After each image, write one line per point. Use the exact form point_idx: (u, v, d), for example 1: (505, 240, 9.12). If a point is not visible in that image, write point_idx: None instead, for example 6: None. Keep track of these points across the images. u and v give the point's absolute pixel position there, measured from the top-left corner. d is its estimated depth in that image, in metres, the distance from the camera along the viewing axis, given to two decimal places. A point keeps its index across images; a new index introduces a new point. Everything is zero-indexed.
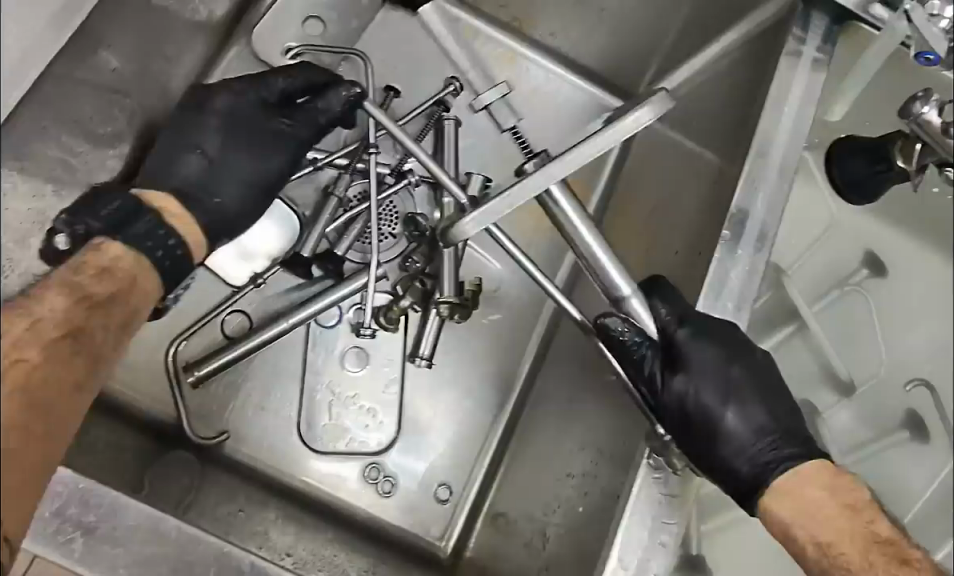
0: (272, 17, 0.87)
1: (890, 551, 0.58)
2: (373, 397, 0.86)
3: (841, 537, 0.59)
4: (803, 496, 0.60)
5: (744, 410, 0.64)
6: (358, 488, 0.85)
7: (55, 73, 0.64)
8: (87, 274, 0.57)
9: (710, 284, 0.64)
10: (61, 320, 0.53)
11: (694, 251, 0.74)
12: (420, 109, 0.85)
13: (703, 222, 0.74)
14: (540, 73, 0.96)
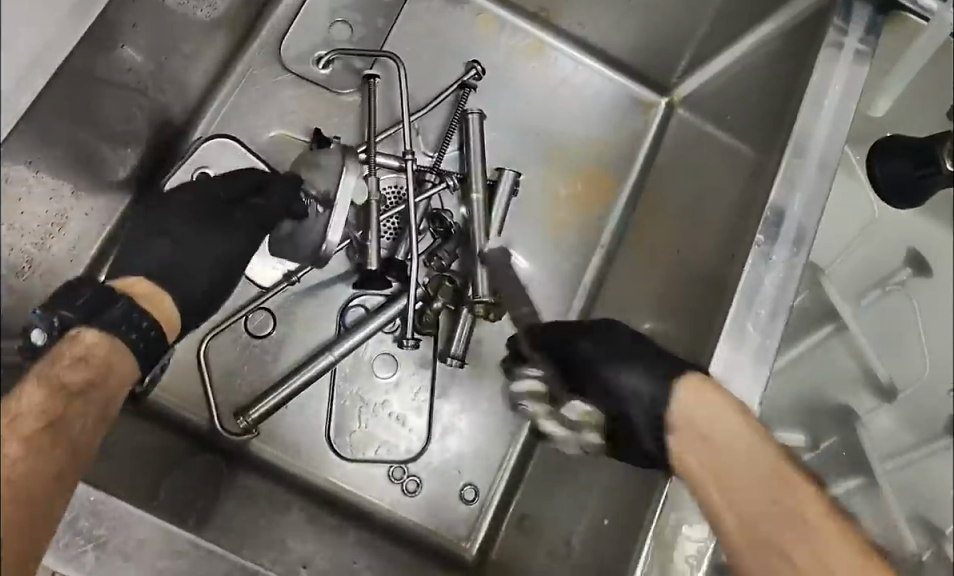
0: (302, 23, 0.90)
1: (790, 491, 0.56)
2: (399, 399, 0.85)
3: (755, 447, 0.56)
4: (713, 401, 0.57)
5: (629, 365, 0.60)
6: (382, 485, 0.83)
7: (74, 72, 0.63)
8: (68, 360, 0.54)
9: (726, 333, 0.60)
10: (39, 412, 0.50)
11: (725, 255, 0.71)
12: (444, 95, 0.88)
13: (737, 222, 0.70)
14: (568, 63, 0.94)
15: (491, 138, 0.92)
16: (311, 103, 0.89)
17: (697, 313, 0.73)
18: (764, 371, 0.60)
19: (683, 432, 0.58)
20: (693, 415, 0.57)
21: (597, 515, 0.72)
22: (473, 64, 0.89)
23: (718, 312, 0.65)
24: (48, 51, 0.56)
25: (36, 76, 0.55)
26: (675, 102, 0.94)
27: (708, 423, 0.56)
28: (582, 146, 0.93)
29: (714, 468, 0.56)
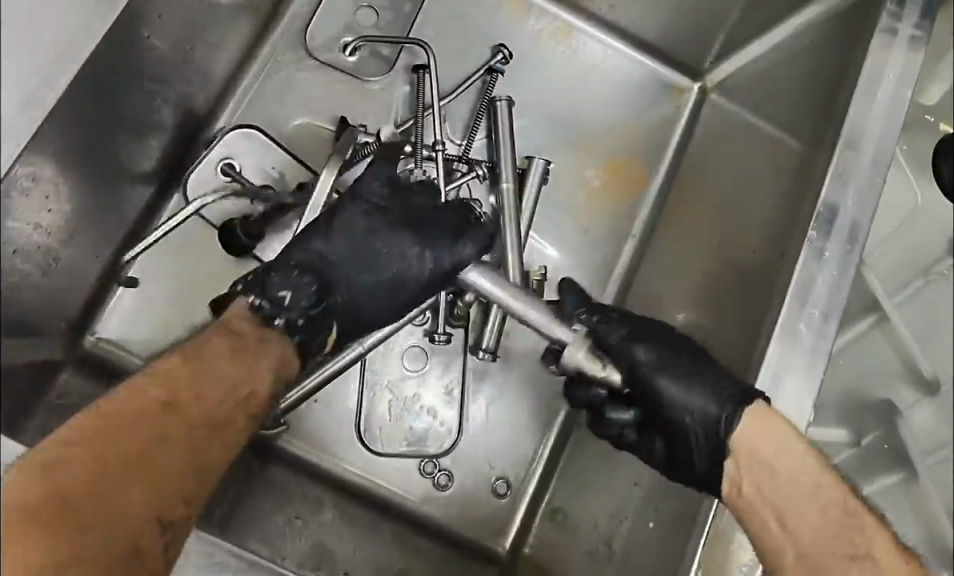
0: (325, 9, 0.87)
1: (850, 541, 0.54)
2: (430, 393, 0.83)
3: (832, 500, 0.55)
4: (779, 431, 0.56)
5: (680, 377, 0.59)
6: (413, 479, 0.82)
7: (103, 64, 0.61)
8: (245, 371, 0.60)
9: (775, 340, 0.58)
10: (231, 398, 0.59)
11: (774, 249, 0.69)
12: (473, 80, 0.85)
13: (788, 214, 0.68)
14: (598, 47, 0.92)
15: (519, 126, 0.90)
16: (337, 90, 0.87)
17: (743, 310, 0.71)
18: (819, 367, 0.58)
19: (742, 460, 0.57)
20: (749, 441, 0.56)
21: (640, 519, 0.71)
22: (500, 48, 0.87)
23: (769, 310, 0.63)
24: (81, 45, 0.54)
25: (58, 76, 0.53)
26: (708, 88, 0.92)
27: (791, 453, 0.56)
28: (613, 133, 0.91)
29: (777, 500, 0.56)
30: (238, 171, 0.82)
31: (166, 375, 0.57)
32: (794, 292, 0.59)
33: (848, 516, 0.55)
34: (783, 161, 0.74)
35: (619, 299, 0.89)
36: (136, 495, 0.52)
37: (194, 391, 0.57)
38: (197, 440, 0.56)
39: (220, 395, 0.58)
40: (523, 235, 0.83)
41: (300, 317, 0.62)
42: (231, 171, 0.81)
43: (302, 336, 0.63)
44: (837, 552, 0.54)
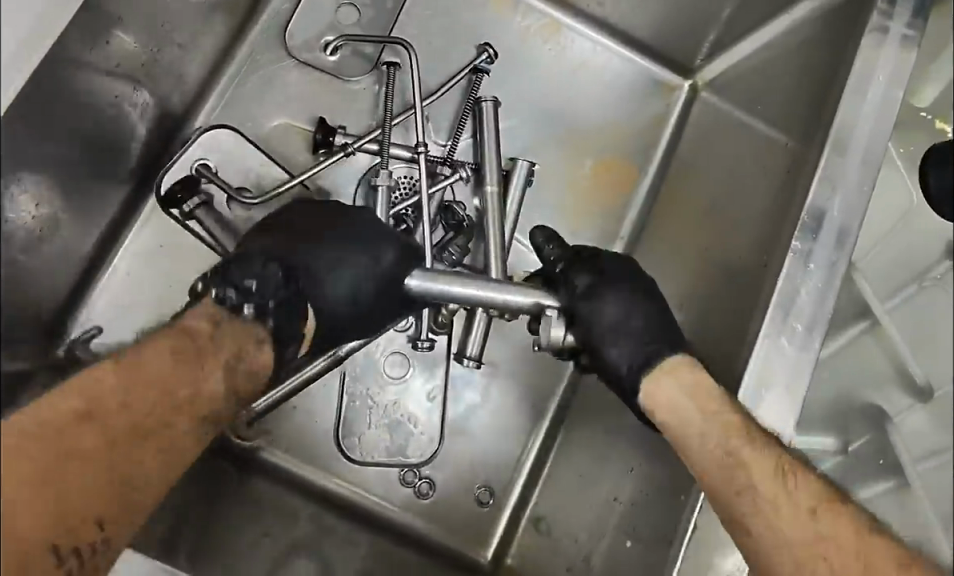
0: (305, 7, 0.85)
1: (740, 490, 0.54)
2: (412, 401, 0.81)
3: (723, 454, 0.55)
4: (670, 391, 0.59)
5: (625, 309, 0.63)
6: (394, 487, 0.80)
7: (59, 68, 0.59)
8: (196, 369, 0.56)
9: (759, 353, 0.57)
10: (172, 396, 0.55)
11: (761, 254, 0.67)
12: (456, 80, 0.83)
13: (776, 218, 0.66)
14: (586, 45, 0.89)
15: (504, 125, 0.87)
16: (318, 90, 0.85)
17: (732, 317, 0.69)
18: (802, 381, 0.56)
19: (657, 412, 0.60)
20: (654, 397, 0.60)
21: (623, 534, 0.69)
22: (486, 47, 0.84)
23: (753, 320, 0.61)
24: (20, 51, 0.53)
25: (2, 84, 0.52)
26: (699, 86, 0.90)
27: (668, 410, 0.59)
28: (601, 132, 0.89)
29: (682, 448, 0.58)
30: (214, 172, 0.81)
31: (98, 385, 0.52)
32: (778, 308, 0.57)
33: (731, 461, 0.55)
34: (772, 164, 0.72)
35: None
36: (37, 519, 0.48)
37: (128, 403, 0.53)
38: (125, 455, 0.52)
39: (160, 403, 0.54)
40: (506, 238, 0.80)
41: (271, 305, 0.59)
42: (206, 173, 0.79)
43: (275, 327, 0.59)
44: (727, 490, 0.55)
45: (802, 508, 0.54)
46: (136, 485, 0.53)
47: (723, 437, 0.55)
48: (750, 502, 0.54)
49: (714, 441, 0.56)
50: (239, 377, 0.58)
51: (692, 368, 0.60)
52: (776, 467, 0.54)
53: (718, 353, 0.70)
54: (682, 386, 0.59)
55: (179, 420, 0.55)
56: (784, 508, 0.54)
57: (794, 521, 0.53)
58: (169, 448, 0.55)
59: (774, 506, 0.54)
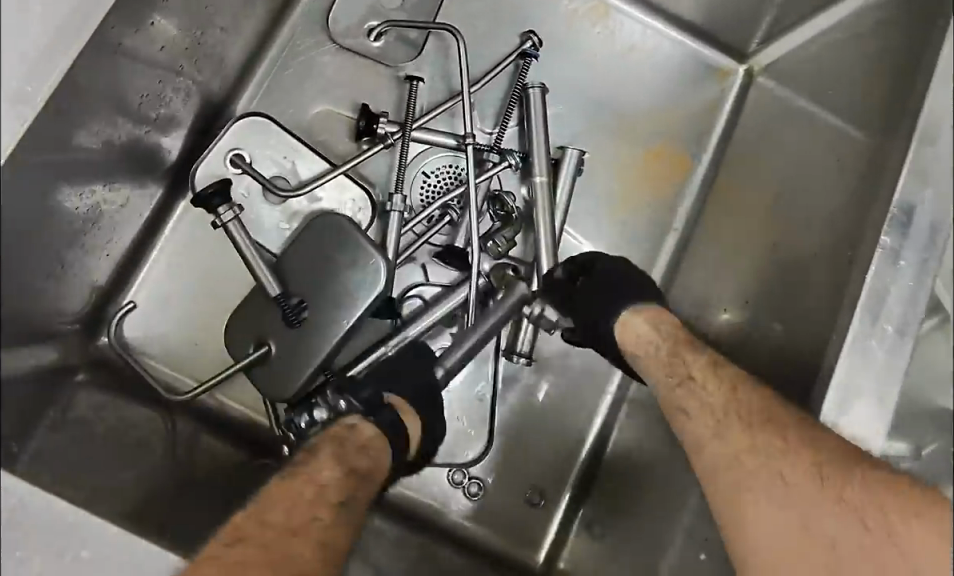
0: None
1: (681, 391, 0.63)
2: (461, 399, 0.78)
3: (676, 365, 0.64)
4: (637, 326, 0.67)
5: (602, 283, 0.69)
6: (443, 488, 0.78)
7: (101, 52, 0.57)
8: (308, 467, 0.58)
9: (847, 357, 0.55)
10: (301, 496, 0.56)
11: (838, 251, 0.64)
12: (503, 66, 0.79)
13: (857, 213, 0.63)
14: (635, 28, 0.86)
15: (551, 113, 0.84)
16: (360, 77, 0.82)
17: (806, 316, 0.66)
18: (893, 389, 0.54)
19: (636, 348, 0.67)
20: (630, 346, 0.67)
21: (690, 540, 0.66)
22: (529, 34, 0.80)
23: (838, 322, 0.58)
24: (52, 50, 0.51)
25: (50, 69, 0.51)
26: (755, 71, 0.86)
27: (633, 343, 0.67)
28: (652, 119, 0.86)
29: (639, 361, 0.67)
30: (249, 162, 0.78)
31: (234, 524, 0.54)
32: (870, 308, 0.55)
33: (680, 367, 0.64)
34: (850, 153, 0.68)
35: None
36: None
37: (260, 522, 0.54)
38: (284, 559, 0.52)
39: (291, 507, 0.55)
40: (557, 230, 0.78)
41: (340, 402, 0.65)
42: (241, 163, 0.77)
43: (350, 408, 0.65)
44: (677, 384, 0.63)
45: (725, 389, 0.61)
46: (310, 572, 0.52)
47: (670, 347, 0.65)
48: (685, 390, 0.63)
49: (664, 351, 0.65)
50: (349, 445, 0.61)
51: (658, 309, 0.69)
52: (707, 361, 0.63)
53: (793, 351, 0.67)
54: (649, 321, 0.67)
55: (317, 502, 0.56)
56: (711, 391, 0.62)
57: (721, 398, 0.61)
58: (325, 540, 0.55)
59: (705, 391, 0.62)
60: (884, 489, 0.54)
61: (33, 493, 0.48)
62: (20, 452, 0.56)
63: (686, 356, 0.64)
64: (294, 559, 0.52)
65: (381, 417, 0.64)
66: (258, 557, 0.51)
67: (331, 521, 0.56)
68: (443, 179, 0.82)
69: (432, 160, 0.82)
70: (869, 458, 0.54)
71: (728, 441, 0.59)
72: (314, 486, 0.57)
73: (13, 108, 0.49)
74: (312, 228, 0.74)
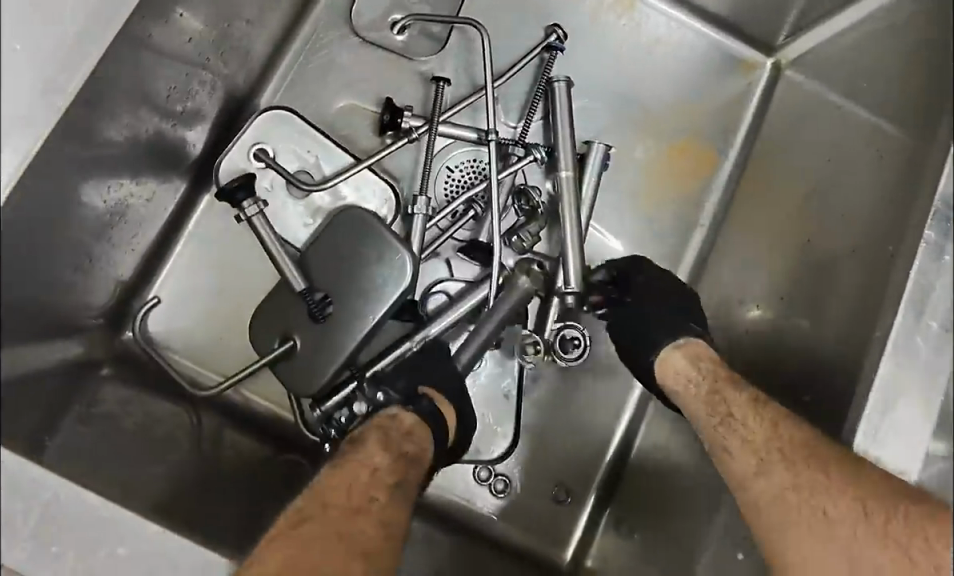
0: None
1: (723, 431, 0.62)
2: (487, 394, 0.78)
3: (715, 404, 0.63)
4: (674, 361, 0.68)
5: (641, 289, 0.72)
6: (469, 485, 0.77)
7: (129, 44, 0.56)
8: (358, 452, 0.60)
9: (892, 352, 0.57)
10: (355, 477, 0.57)
11: (878, 245, 0.64)
12: (527, 59, 0.78)
13: (897, 209, 0.63)
14: (661, 21, 0.85)
15: (577, 107, 0.83)
16: (383, 71, 0.82)
17: (843, 314, 0.65)
18: (936, 395, 0.56)
19: (672, 379, 0.68)
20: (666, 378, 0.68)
21: (721, 538, 0.65)
22: (554, 27, 0.79)
23: (881, 318, 0.59)
24: (81, 43, 0.50)
25: (80, 62, 0.50)
26: (783, 64, 0.85)
27: (672, 379, 0.68)
28: (678, 114, 0.85)
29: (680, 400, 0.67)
30: (273, 156, 0.77)
31: (296, 508, 0.55)
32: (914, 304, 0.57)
33: (719, 403, 0.63)
34: (890, 151, 0.66)
35: None
36: None
37: (319, 502, 0.55)
38: (347, 530, 0.53)
39: (348, 486, 0.56)
40: (583, 226, 0.77)
41: (377, 396, 0.65)
42: (264, 158, 0.76)
43: (389, 400, 0.64)
44: (716, 421, 0.63)
45: (768, 424, 0.61)
46: (374, 546, 0.53)
47: (710, 383, 0.65)
48: (727, 428, 0.62)
49: (705, 387, 0.65)
50: (392, 432, 0.62)
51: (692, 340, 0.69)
52: (749, 398, 0.63)
53: (828, 347, 0.66)
54: (686, 356, 0.68)
55: (372, 484, 0.57)
56: (755, 426, 0.61)
57: (763, 435, 0.61)
58: (385, 513, 0.56)
59: (747, 428, 0.61)
60: (923, 520, 0.56)
61: (67, 489, 0.48)
62: (50, 449, 0.56)
63: (724, 390, 0.64)
64: (357, 535, 0.53)
65: (419, 406, 0.65)
66: (321, 530, 0.52)
67: (386, 495, 0.57)
68: (467, 174, 0.81)
69: (456, 154, 0.81)
70: (909, 489, 0.56)
71: (773, 480, 0.59)
72: (367, 468, 0.58)
73: (45, 98, 0.49)
74: (336, 228, 0.73)
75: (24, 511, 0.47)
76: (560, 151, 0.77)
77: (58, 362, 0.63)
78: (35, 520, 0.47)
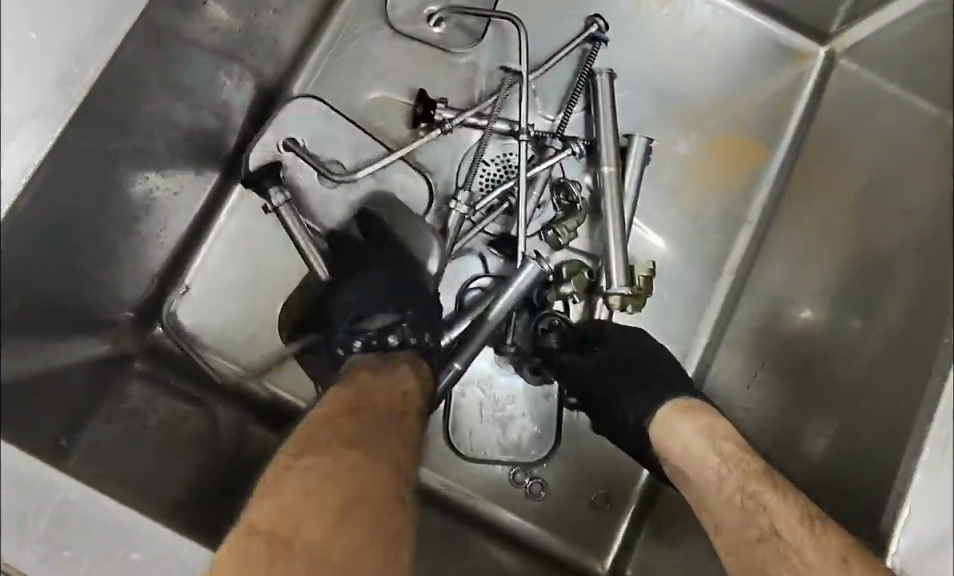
0: None
1: (752, 538, 0.54)
2: (526, 394, 0.75)
3: (746, 508, 0.55)
4: (686, 438, 0.60)
5: (612, 364, 0.68)
6: (503, 487, 0.74)
7: (156, 31, 0.54)
8: (386, 373, 0.59)
9: None
10: (386, 391, 0.58)
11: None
12: (567, 50, 0.75)
13: None
14: (708, 9, 0.81)
15: (618, 98, 0.80)
16: (416, 62, 0.79)
17: (911, 325, 0.63)
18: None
19: (680, 459, 0.60)
20: (665, 441, 0.61)
21: None
22: (596, 16, 0.77)
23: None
24: (99, 31, 0.49)
25: (98, 52, 0.48)
26: (837, 53, 0.81)
27: (680, 456, 0.60)
28: (723, 106, 0.81)
29: (690, 482, 0.59)
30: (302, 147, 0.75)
31: (333, 406, 0.55)
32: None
33: (750, 503, 0.55)
34: None
35: (732, 293, 0.79)
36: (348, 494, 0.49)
37: (356, 404, 0.56)
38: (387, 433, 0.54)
39: (382, 395, 0.57)
40: (626, 222, 0.74)
41: (405, 322, 0.64)
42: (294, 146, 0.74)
43: (418, 346, 0.63)
44: (748, 535, 0.54)
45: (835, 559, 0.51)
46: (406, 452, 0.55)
47: (742, 480, 0.56)
48: (768, 548, 0.53)
49: (732, 483, 0.56)
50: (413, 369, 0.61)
51: (709, 411, 0.61)
52: (798, 513, 0.54)
53: (895, 356, 0.62)
54: (702, 433, 0.59)
55: (400, 401, 0.58)
56: (812, 559, 0.51)
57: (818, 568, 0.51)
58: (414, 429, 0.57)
59: (800, 557, 0.52)
60: None
61: (79, 489, 0.45)
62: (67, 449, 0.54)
63: (756, 489, 0.55)
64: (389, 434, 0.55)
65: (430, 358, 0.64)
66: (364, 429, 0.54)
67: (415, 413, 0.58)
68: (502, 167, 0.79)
69: (492, 147, 0.79)
70: None
71: None
72: (396, 388, 0.58)
73: (62, 90, 0.47)
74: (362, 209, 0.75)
75: (34, 511, 0.44)
76: (599, 149, 0.74)
77: (78, 358, 0.61)
78: (45, 520, 0.44)
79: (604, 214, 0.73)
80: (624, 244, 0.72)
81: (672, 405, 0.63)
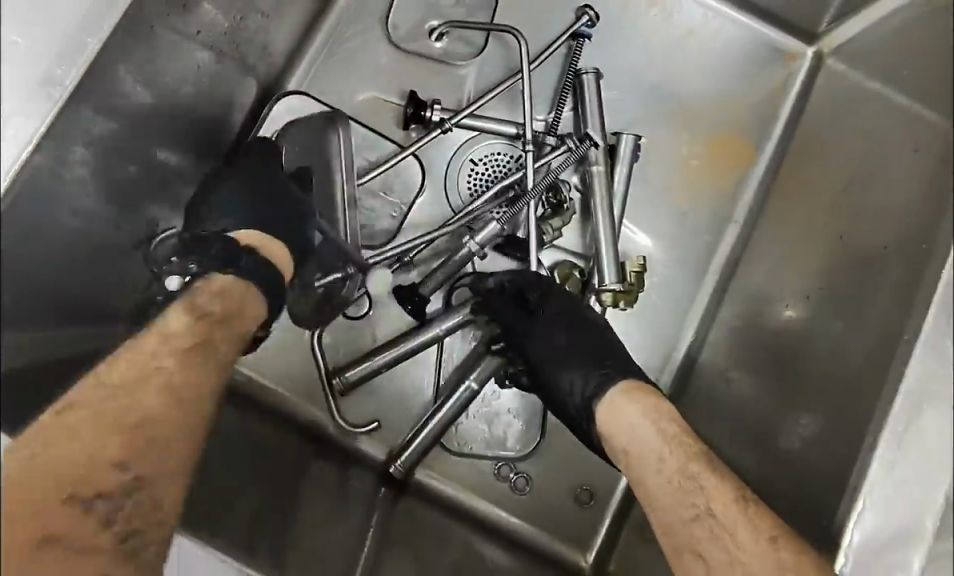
0: None
1: (684, 517, 0.54)
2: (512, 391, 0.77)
3: (685, 488, 0.55)
4: (626, 419, 0.59)
5: (565, 339, 0.67)
6: (488, 482, 0.75)
7: (138, 30, 0.56)
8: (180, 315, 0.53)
9: None
10: (166, 341, 0.52)
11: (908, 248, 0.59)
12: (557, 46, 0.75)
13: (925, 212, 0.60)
14: (697, 10, 0.82)
15: (607, 97, 0.81)
16: (407, 63, 0.80)
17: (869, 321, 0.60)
18: None
19: (620, 440, 0.59)
20: (612, 423, 0.60)
21: None
22: (586, 9, 0.77)
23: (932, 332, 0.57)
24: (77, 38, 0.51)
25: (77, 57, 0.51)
26: (825, 52, 0.81)
27: (619, 436, 0.59)
28: (712, 106, 0.82)
29: (630, 462, 0.58)
30: None
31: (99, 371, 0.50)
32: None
33: (687, 482, 0.55)
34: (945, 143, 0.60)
35: (719, 290, 0.81)
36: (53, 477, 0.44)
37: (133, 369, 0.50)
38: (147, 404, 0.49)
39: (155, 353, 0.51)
40: (616, 220, 0.75)
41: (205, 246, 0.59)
42: None
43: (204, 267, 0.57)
44: (684, 513, 0.54)
45: (764, 539, 0.51)
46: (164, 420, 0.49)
47: (682, 461, 0.56)
48: (703, 527, 0.53)
49: (673, 463, 0.56)
50: (218, 310, 0.55)
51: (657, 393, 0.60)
52: (733, 492, 0.54)
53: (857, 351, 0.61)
54: (644, 412, 0.59)
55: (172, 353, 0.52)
56: (744, 540, 0.52)
57: (752, 547, 0.51)
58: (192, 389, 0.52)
59: (734, 538, 0.52)
60: None
61: None
62: None
63: (692, 469, 0.55)
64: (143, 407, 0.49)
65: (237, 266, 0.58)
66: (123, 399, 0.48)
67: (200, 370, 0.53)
68: (493, 166, 0.80)
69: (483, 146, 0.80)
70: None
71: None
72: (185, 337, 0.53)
73: (44, 89, 0.48)
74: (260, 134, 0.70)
75: None
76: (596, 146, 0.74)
77: None
78: None
79: (597, 212, 0.73)
80: (617, 242, 0.72)
81: (621, 386, 0.62)
